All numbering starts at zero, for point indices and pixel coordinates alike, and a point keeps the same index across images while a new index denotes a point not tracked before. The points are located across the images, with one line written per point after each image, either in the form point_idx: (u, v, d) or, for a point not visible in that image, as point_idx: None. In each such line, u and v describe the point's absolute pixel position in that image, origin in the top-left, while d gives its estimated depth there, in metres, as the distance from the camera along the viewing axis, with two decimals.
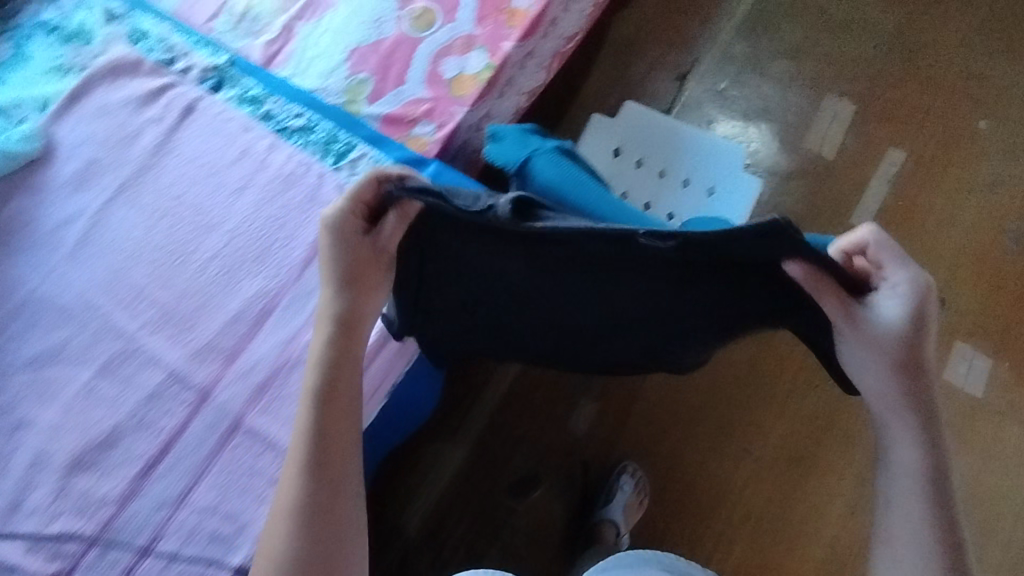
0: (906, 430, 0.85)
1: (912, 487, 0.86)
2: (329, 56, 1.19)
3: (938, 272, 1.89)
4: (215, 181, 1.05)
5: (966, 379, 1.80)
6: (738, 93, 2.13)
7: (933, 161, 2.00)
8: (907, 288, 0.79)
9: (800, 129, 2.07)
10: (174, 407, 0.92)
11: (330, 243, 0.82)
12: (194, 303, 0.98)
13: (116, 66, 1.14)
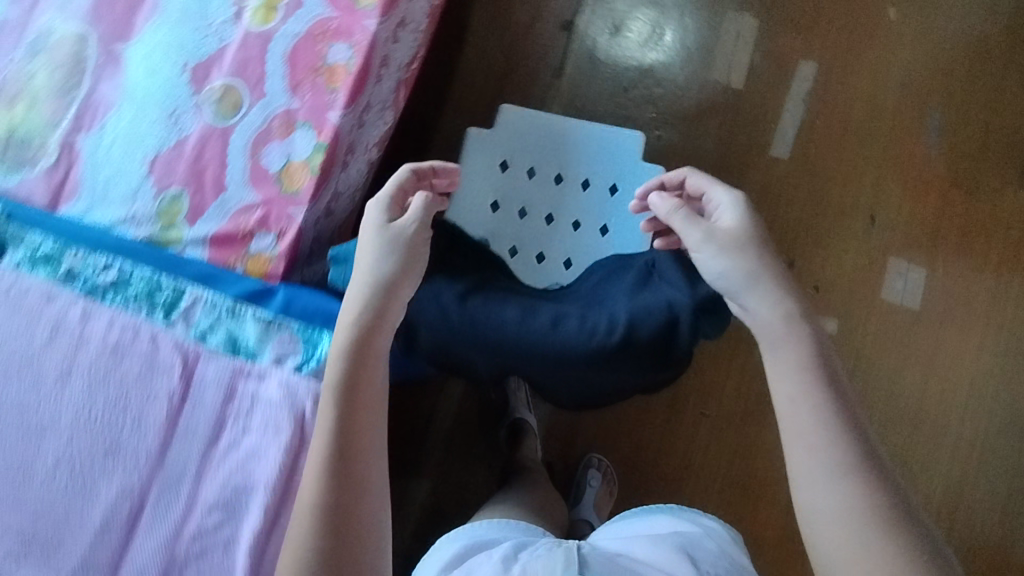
0: (811, 394, 0.74)
1: (839, 414, 0.74)
2: (126, 175, 0.99)
3: (864, 187, 1.57)
4: (33, 372, 0.90)
5: (903, 294, 1.53)
6: (627, 24, 1.65)
7: (845, 59, 1.62)
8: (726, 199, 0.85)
9: (703, 57, 1.63)
10: None
11: (375, 237, 0.84)
12: (54, 519, 0.88)
13: None
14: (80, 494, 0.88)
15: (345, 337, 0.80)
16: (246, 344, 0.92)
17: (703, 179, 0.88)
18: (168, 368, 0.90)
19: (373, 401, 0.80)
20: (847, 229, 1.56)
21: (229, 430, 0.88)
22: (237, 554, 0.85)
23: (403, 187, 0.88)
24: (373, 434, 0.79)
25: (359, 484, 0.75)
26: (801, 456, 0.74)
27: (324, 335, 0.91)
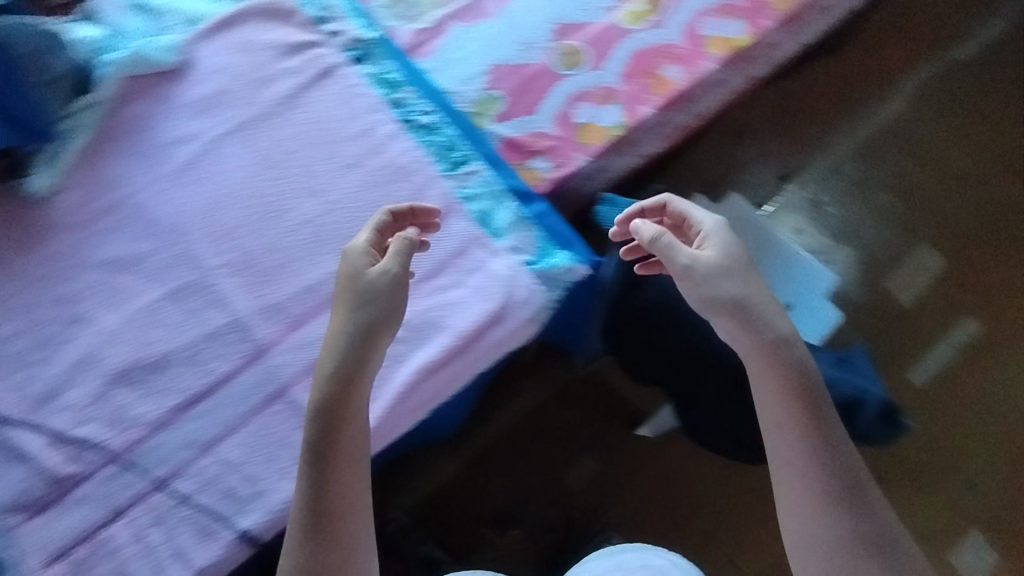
0: (810, 480, 0.82)
1: (804, 461, 0.82)
2: (471, 64, 1.18)
3: (980, 453, 1.59)
4: (331, 151, 1.05)
5: (969, 564, 1.53)
6: (831, 208, 1.75)
7: (999, 338, 1.68)
8: (708, 229, 0.91)
9: (881, 268, 1.71)
10: (227, 354, 0.93)
11: (343, 291, 0.84)
12: (277, 260, 0.99)
13: (270, 7, 1.12)
14: (305, 254, 0.99)
15: (322, 391, 0.80)
16: (495, 224, 1.03)
17: (680, 205, 0.95)
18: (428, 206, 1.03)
19: (359, 442, 0.82)
20: (948, 479, 1.57)
21: (445, 276, 0.99)
22: (400, 370, 0.93)
23: (379, 230, 0.89)
24: (351, 473, 0.81)
25: (347, 518, 0.80)
26: (797, 526, 0.83)
27: (559, 251, 1.02)
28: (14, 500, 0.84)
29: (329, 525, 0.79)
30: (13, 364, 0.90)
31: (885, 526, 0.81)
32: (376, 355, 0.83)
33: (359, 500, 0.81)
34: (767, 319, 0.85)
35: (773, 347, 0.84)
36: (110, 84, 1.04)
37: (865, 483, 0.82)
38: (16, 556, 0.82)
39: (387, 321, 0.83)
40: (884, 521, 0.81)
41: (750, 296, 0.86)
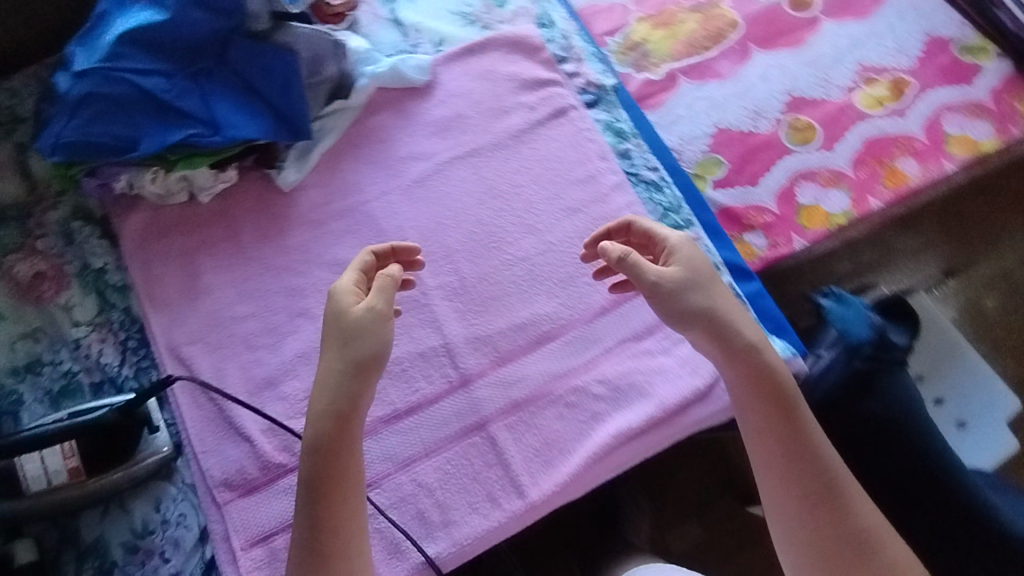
0: (791, 471, 0.76)
1: (779, 455, 0.76)
2: (697, 124, 1.17)
3: None
4: (555, 191, 1.06)
5: None
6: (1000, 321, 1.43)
7: None
8: (670, 248, 0.81)
9: None
10: (434, 376, 0.94)
11: (326, 335, 0.76)
12: (491, 291, 0.99)
13: (517, 41, 1.15)
14: (518, 292, 0.99)
15: (313, 429, 0.74)
16: None
17: (647, 224, 0.85)
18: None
19: (347, 465, 0.74)
20: None
21: (653, 339, 0.97)
22: (598, 429, 0.91)
23: (363, 271, 0.80)
24: (346, 496, 0.74)
25: (341, 535, 0.73)
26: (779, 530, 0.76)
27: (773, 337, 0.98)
28: (227, 478, 0.87)
29: (311, 533, 0.73)
30: (242, 345, 0.96)
31: (875, 533, 0.74)
32: (364, 398, 0.75)
33: (357, 530, 0.74)
34: (737, 326, 0.78)
35: (751, 351, 0.78)
36: (360, 93, 1.07)
37: (839, 486, 0.75)
38: (223, 533, 0.86)
39: (376, 366, 0.76)
40: (859, 522, 0.74)
41: (722, 307, 0.78)
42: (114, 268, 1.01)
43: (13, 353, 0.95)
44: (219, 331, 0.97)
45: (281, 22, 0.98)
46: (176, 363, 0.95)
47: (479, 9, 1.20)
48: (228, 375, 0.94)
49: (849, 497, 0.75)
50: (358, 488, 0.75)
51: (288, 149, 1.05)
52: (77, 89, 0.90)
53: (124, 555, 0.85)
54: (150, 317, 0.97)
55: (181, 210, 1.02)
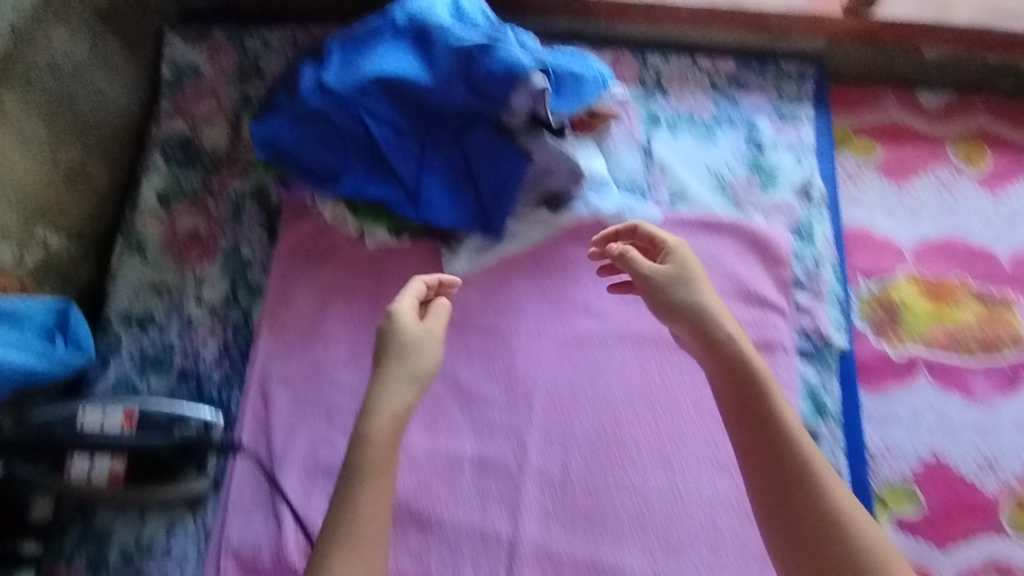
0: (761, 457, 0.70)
1: (751, 448, 0.71)
2: (912, 438, 0.96)
3: None
4: (716, 435, 0.89)
5: None
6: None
7: None
8: (664, 250, 0.81)
9: None
10: (483, 566, 0.83)
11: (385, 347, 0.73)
12: (587, 508, 0.86)
13: (761, 241, 0.99)
14: (615, 528, 0.85)
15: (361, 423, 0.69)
16: None
17: (650, 229, 0.84)
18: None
19: (372, 493, 0.67)
20: None
21: None
22: None
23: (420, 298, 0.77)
24: (369, 521, 0.66)
25: (345, 542, 0.64)
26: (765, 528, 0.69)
27: None
28: (241, 551, 0.82)
29: (323, 550, 0.64)
30: (326, 415, 0.90)
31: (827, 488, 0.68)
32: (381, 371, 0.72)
33: (372, 555, 0.65)
34: (718, 319, 0.75)
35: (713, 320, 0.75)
36: (572, 216, 0.98)
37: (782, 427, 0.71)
38: None
39: (416, 381, 0.72)
40: (822, 510, 0.67)
41: (711, 308, 0.76)
42: (258, 267, 0.97)
43: (134, 301, 0.95)
44: (312, 386, 0.91)
45: (535, 126, 0.88)
46: (260, 397, 0.90)
47: (739, 181, 1.03)
48: (297, 439, 0.88)
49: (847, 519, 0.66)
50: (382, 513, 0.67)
51: (470, 240, 0.97)
52: (315, 101, 0.85)
53: (117, 562, 0.82)
54: (262, 335, 0.93)
55: (346, 243, 0.97)
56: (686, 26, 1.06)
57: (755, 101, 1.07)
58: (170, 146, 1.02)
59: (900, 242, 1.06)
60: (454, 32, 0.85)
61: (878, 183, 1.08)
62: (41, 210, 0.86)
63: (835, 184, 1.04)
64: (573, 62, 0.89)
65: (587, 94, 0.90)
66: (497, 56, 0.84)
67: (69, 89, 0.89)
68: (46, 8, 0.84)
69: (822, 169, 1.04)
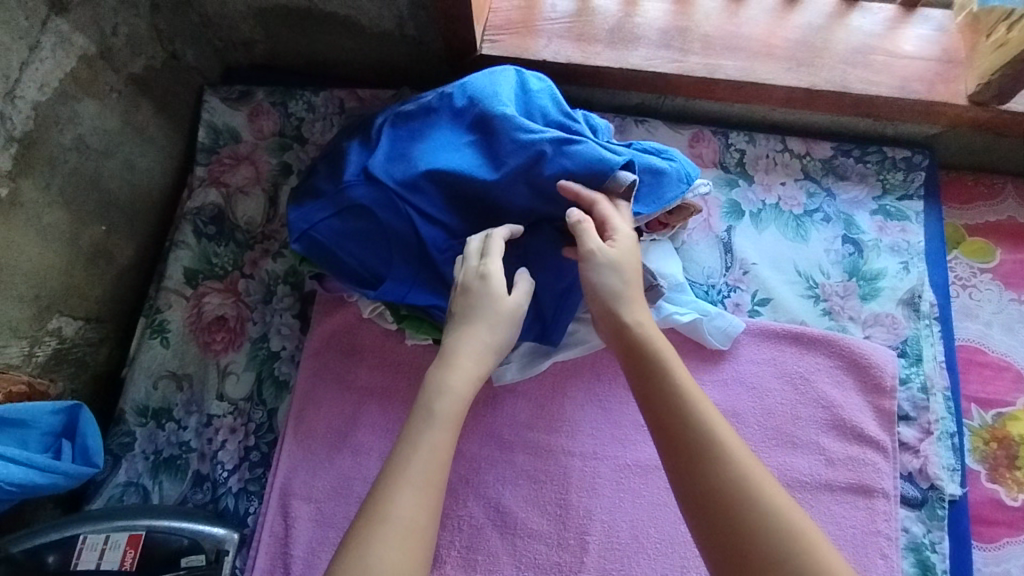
0: (683, 445, 0.57)
1: (673, 453, 0.57)
2: None
3: None
4: None
5: None
6: None
7: None
8: (611, 224, 0.69)
9: None
10: None
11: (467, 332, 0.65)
12: None
13: (858, 361, 0.86)
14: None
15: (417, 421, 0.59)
16: None
17: (608, 208, 0.70)
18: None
19: (429, 441, 0.57)
20: None
21: None
22: None
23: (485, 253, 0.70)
24: (422, 496, 0.54)
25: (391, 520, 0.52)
26: None
27: None
28: None
29: (364, 525, 0.52)
30: None
31: (756, 488, 0.53)
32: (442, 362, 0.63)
33: (419, 551, 0.52)
34: (625, 295, 0.66)
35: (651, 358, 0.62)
36: None
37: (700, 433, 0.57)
38: None
39: (488, 355, 0.65)
40: (727, 466, 0.54)
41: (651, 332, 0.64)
42: (287, 359, 0.89)
43: (152, 392, 0.87)
44: (338, 502, 0.81)
45: None
46: (279, 512, 0.81)
47: (833, 286, 0.91)
48: (316, 566, 0.78)
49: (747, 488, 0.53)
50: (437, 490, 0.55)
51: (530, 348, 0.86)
52: (356, 192, 0.75)
53: None
54: (286, 438, 0.84)
55: (385, 338, 0.88)
56: (779, 107, 0.96)
57: (853, 194, 0.97)
58: (201, 219, 0.94)
59: (1020, 363, 0.92)
60: (524, 123, 0.74)
61: (994, 293, 0.95)
62: (58, 299, 0.80)
63: (947, 294, 0.91)
64: (653, 160, 0.79)
65: (669, 196, 0.78)
66: (575, 153, 0.73)
67: (94, 166, 0.83)
68: (75, 83, 0.79)
69: (931, 278, 0.92)
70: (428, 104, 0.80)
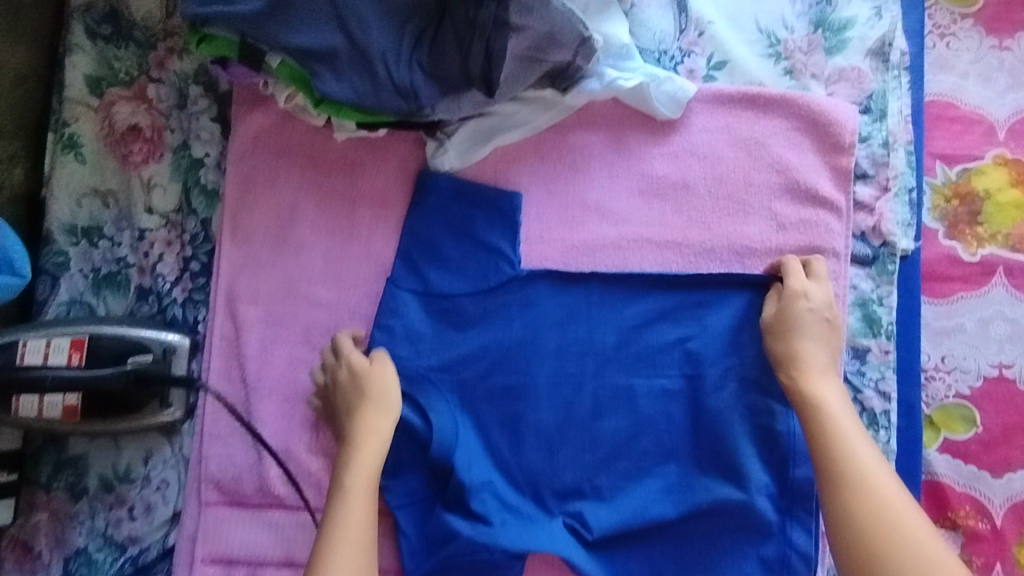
0: (825, 386, 0.71)
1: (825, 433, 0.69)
2: (979, 353, 0.83)
3: None
4: (746, 355, 0.76)
5: None
6: None
7: None
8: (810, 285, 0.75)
9: None
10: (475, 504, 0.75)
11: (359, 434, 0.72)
12: (589, 434, 0.76)
13: (818, 121, 0.80)
14: (618, 455, 0.76)
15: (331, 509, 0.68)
16: None
17: (797, 268, 0.76)
18: (790, 524, 0.74)
19: (351, 512, 0.68)
20: None
21: None
22: None
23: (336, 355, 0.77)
24: (361, 546, 0.66)
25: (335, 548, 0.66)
26: (851, 433, 0.68)
27: None
28: (220, 478, 0.77)
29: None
30: (301, 335, 0.80)
31: (797, 357, 0.72)
32: (361, 464, 0.70)
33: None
34: (804, 361, 0.72)
35: (800, 374, 0.72)
36: (581, 97, 0.79)
37: (821, 427, 0.69)
38: (193, 531, 0.77)
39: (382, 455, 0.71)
40: (801, 368, 0.72)
41: (804, 355, 0.72)
42: (212, 167, 0.83)
43: (77, 210, 0.82)
44: (284, 304, 0.81)
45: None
46: (227, 317, 0.81)
47: (796, 41, 0.83)
48: (272, 362, 0.80)
49: (892, 527, 0.63)
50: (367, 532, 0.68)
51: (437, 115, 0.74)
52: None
53: (98, 489, 0.79)
54: (222, 242, 0.82)
55: (312, 136, 0.82)
56: None
57: None
58: (93, 19, 0.84)
59: (994, 116, 0.86)
60: (632, 408, 0.77)
61: (973, 40, 0.87)
62: None
63: (921, 43, 0.84)
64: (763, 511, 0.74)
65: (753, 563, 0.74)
66: (621, 502, 0.76)
67: None
68: None
69: (906, 23, 0.84)
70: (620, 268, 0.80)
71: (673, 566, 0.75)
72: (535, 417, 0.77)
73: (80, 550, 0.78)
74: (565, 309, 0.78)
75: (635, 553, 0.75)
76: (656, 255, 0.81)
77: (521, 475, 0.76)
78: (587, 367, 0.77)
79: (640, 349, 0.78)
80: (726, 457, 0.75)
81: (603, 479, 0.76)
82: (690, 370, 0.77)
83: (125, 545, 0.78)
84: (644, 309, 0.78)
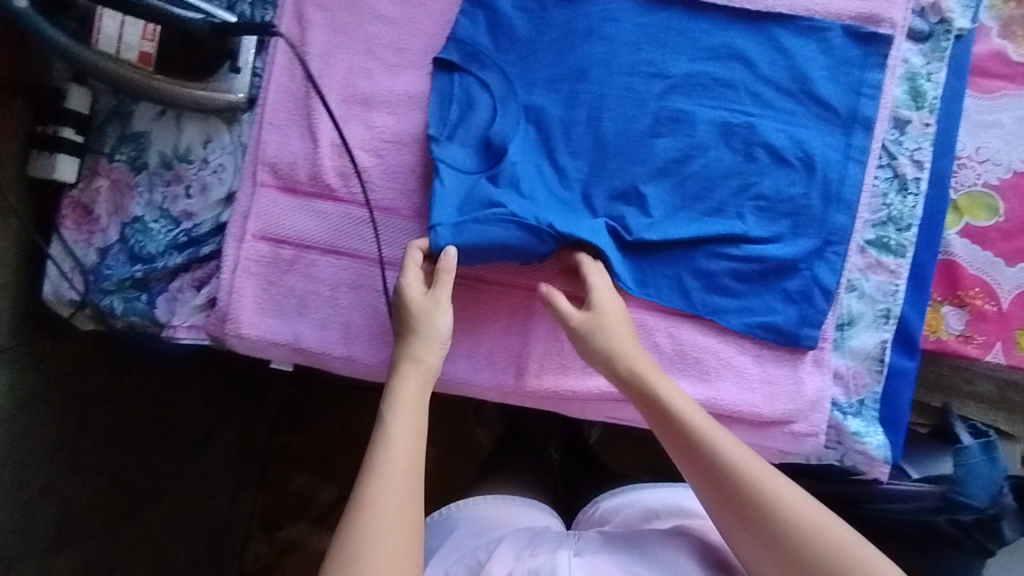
0: (661, 403, 0.69)
1: (682, 434, 0.67)
2: (1016, 149, 0.85)
3: None
4: (793, 106, 0.82)
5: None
6: None
7: None
8: None
9: None
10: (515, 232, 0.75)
11: None
12: (635, 156, 0.81)
13: None
14: (666, 172, 0.81)
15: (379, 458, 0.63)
16: (847, 340, 0.82)
17: None
18: (818, 262, 0.80)
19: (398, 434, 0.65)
20: None
21: (752, 344, 0.81)
22: None
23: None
24: (409, 446, 0.65)
25: (379, 523, 0.59)
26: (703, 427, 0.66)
27: (871, 434, 0.80)
28: (276, 163, 0.81)
29: (354, 517, 0.60)
30: (363, 44, 0.83)
31: (631, 363, 0.71)
32: (405, 376, 0.69)
33: (412, 543, 0.60)
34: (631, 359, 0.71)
35: (639, 382, 0.70)
36: None
37: (680, 441, 0.67)
38: (245, 210, 0.81)
39: (429, 343, 0.71)
40: (643, 392, 0.70)
41: (625, 347, 0.71)
42: None
43: None
44: (351, 13, 0.83)
45: None
46: (294, 16, 0.83)
47: None
48: (333, 65, 0.82)
49: (813, 534, 0.59)
50: (416, 505, 0.62)
51: None
52: None
53: (157, 165, 0.83)
54: None
55: None
56: None
57: None
58: None
59: None
60: (689, 130, 0.81)
61: None
62: None
63: None
64: (790, 240, 0.80)
65: (774, 288, 0.80)
66: (662, 215, 0.80)
67: None
68: None
69: None
70: (695, 4, 0.83)
71: (699, 285, 0.80)
72: (596, 127, 0.81)
73: (137, 218, 0.82)
74: (641, 31, 0.82)
75: (661, 267, 0.80)
76: (724, 7, 0.82)
77: (560, 192, 0.80)
78: (654, 88, 0.82)
79: (707, 79, 0.82)
80: (767, 185, 0.81)
81: (652, 195, 0.81)
82: (753, 109, 0.81)
83: (180, 219, 0.82)
84: (718, 43, 0.82)
